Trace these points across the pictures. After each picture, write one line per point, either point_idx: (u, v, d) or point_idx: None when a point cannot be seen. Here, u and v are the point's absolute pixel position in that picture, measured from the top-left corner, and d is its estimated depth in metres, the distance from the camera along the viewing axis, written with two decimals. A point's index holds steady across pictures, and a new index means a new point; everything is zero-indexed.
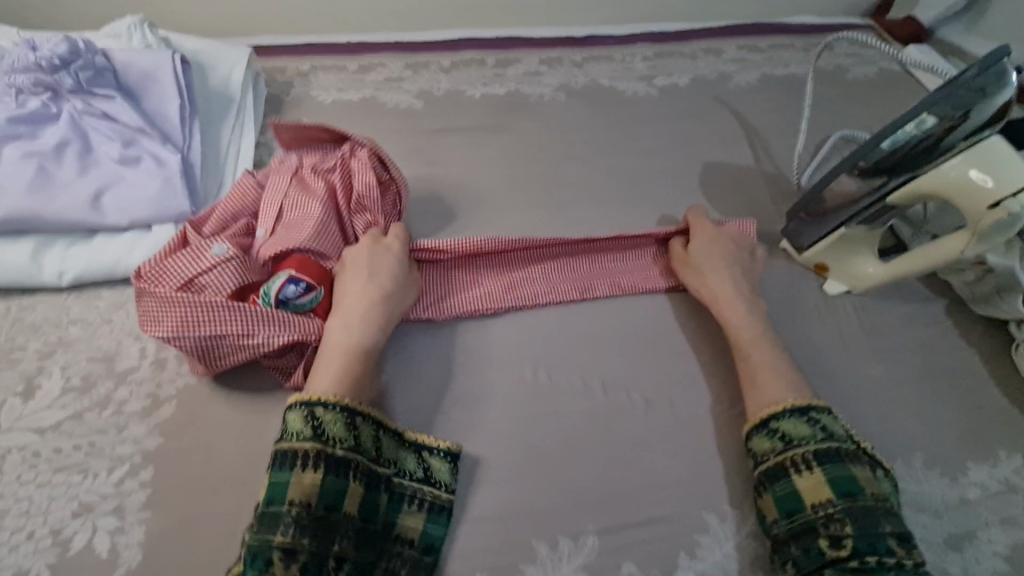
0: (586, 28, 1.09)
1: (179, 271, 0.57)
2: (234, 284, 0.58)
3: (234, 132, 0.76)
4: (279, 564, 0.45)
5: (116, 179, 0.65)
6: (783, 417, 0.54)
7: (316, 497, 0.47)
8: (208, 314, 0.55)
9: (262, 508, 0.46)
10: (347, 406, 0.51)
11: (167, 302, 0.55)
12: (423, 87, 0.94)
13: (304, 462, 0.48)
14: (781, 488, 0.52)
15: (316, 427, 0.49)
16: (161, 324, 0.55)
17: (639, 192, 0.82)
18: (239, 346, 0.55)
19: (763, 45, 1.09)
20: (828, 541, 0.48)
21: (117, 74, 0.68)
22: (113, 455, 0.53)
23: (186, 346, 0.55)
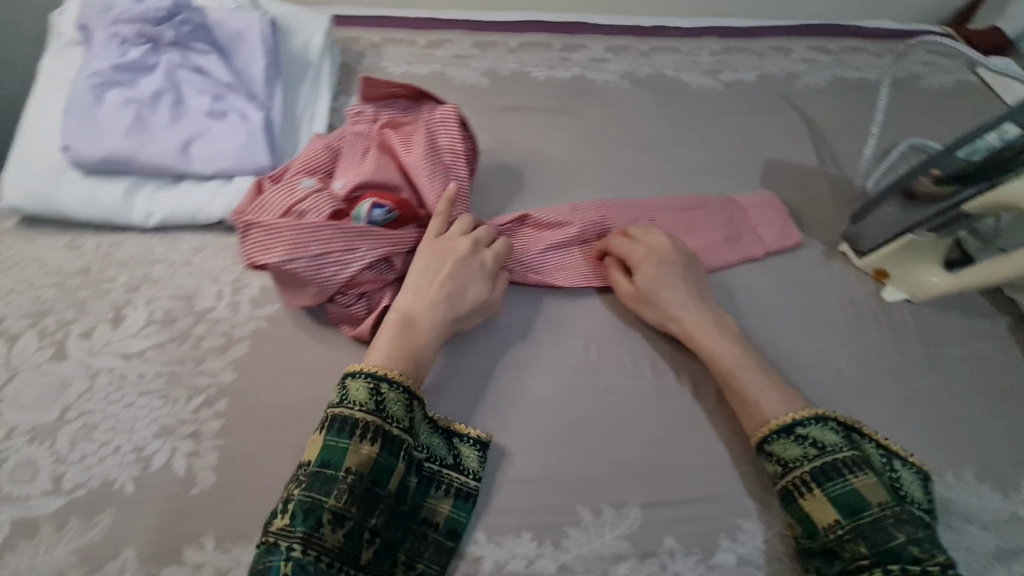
0: (653, 19, 1.08)
1: (276, 203, 0.59)
2: (330, 209, 0.61)
3: (310, 96, 0.79)
4: (328, 525, 0.46)
5: (204, 131, 0.68)
6: (773, 440, 0.54)
7: (369, 468, 0.49)
8: (313, 235, 0.57)
9: (316, 469, 0.48)
10: (406, 386, 0.53)
11: (274, 226, 0.57)
12: (490, 66, 0.96)
13: (361, 434, 0.49)
14: (796, 511, 0.51)
15: (377, 402, 0.51)
16: (274, 249, 0.57)
17: (697, 185, 0.83)
18: (345, 262, 0.58)
19: (833, 47, 1.07)
20: (852, 565, 0.47)
21: (211, 31, 0.71)
22: (191, 385, 0.57)
23: (298, 268, 0.57)
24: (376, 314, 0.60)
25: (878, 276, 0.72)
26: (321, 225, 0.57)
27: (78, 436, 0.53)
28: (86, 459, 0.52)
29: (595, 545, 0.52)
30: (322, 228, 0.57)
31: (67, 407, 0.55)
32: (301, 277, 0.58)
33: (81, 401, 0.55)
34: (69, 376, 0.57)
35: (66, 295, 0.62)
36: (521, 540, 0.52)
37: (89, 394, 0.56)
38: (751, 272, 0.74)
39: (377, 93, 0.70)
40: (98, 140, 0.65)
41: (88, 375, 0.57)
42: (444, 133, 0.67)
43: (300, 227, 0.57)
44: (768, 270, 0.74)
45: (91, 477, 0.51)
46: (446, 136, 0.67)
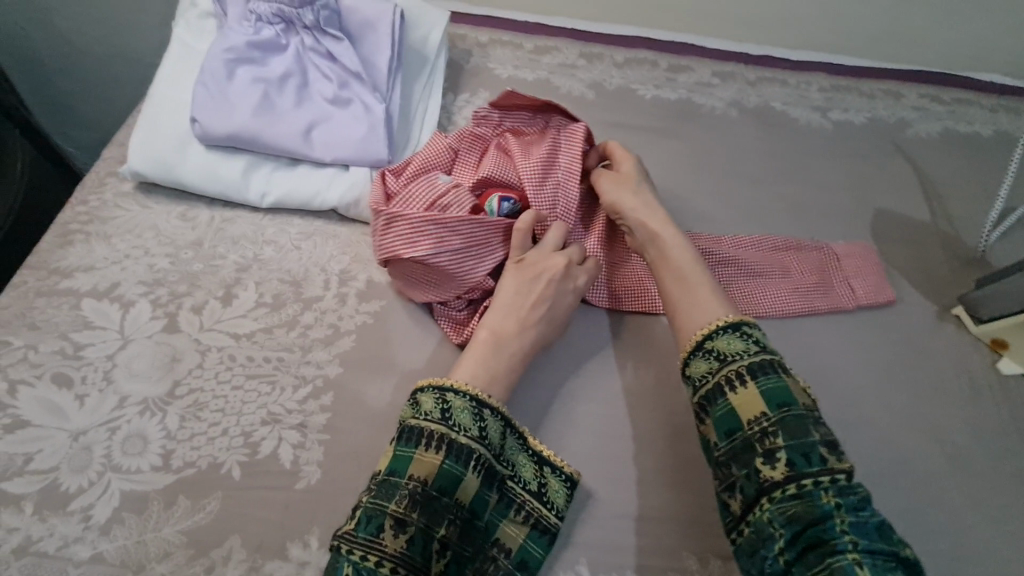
0: (760, 47, 1.06)
1: (421, 195, 0.59)
2: (469, 205, 0.60)
3: (424, 92, 0.78)
4: (389, 531, 0.44)
5: (326, 117, 0.68)
6: (717, 335, 0.52)
7: (433, 477, 0.47)
8: (459, 230, 0.56)
9: (382, 476, 0.47)
10: (474, 394, 0.51)
11: (423, 219, 0.55)
12: (595, 79, 0.94)
13: (427, 441, 0.48)
14: (721, 408, 0.49)
15: (444, 410, 0.49)
16: (421, 243, 0.55)
17: (804, 226, 0.80)
18: (484, 258, 0.59)
19: (946, 97, 1.03)
20: (763, 458, 0.46)
21: (343, 17, 0.71)
22: (299, 374, 0.57)
23: (442, 264, 0.56)
24: (481, 317, 0.59)
25: (995, 346, 0.69)
26: (467, 219, 0.57)
27: (188, 414, 0.53)
28: (195, 438, 0.52)
29: None
30: (468, 223, 0.57)
31: (178, 381, 0.55)
32: (439, 272, 0.57)
33: (191, 378, 0.55)
34: (181, 350, 0.57)
35: (179, 267, 0.62)
36: None
37: (199, 371, 0.56)
38: (861, 325, 0.71)
39: (509, 104, 0.67)
40: (227, 115, 0.65)
41: (198, 351, 0.57)
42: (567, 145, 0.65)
43: (444, 221, 0.56)
44: (879, 325, 0.71)
45: (200, 458, 0.51)
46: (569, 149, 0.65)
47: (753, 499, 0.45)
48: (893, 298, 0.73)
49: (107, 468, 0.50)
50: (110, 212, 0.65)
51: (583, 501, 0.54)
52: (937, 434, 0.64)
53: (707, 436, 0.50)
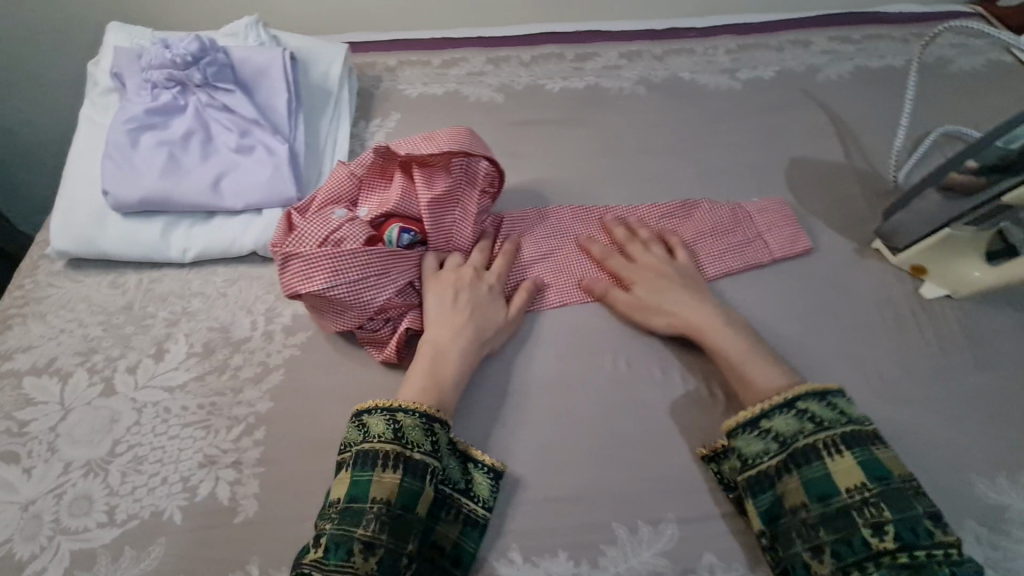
0: (666, 21, 1.07)
1: (312, 234, 0.60)
2: (364, 235, 0.62)
3: (331, 125, 0.81)
4: (359, 554, 0.47)
5: (233, 167, 0.71)
6: (809, 399, 0.53)
7: (394, 495, 0.49)
8: (352, 261, 0.58)
9: (345, 503, 0.49)
10: (426, 411, 0.53)
11: (314, 256, 0.57)
12: (504, 81, 0.96)
13: (384, 462, 0.50)
14: (813, 471, 0.50)
15: (395, 430, 0.52)
16: (314, 278, 0.57)
17: (720, 188, 0.81)
18: (381, 285, 0.60)
19: (855, 36, 1.04)
20: (869, 529, 0.47)
21: (235, 69, 0.74)
22: (231, 415, 0.59)
23: (337, 295, 0.58)
24: (399, 335, 0.61)
25: (917, 274, 0.70)
26: (359, 250, 0.58)
27: (128, 469, 0.56)
28: (137, 490, 0.55)
29: (632, 562, 0.51)
30: (362, 254, 0.58)
31: (117, 440, 0.58)
32: (337, 302, 0.59)
33: (130, 434, 0.58)
34: (119, 410, 0.60)
35: (112, 332, 0.65)
36: (558, 560, 0.52)
37: (137, 427, 0.58)
38: (782, 275, 0.72)
39: None
40: (136, 182, 0.68)
41: (135, 409, 0.60)
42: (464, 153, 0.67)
43: (338, 254, 0.57)
44: (801, 272, 0.72)
45: (142, 508, 0.54)
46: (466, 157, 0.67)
47: (851, 563, 0.46)
48: (809, 246, 0.74)
49: (56, 532, 0.52)
50: (44, 291, 0.69)
51: (512, 491, 0.55)
52: (867, 367, 0.64)
53: (787, 495, 0.50)
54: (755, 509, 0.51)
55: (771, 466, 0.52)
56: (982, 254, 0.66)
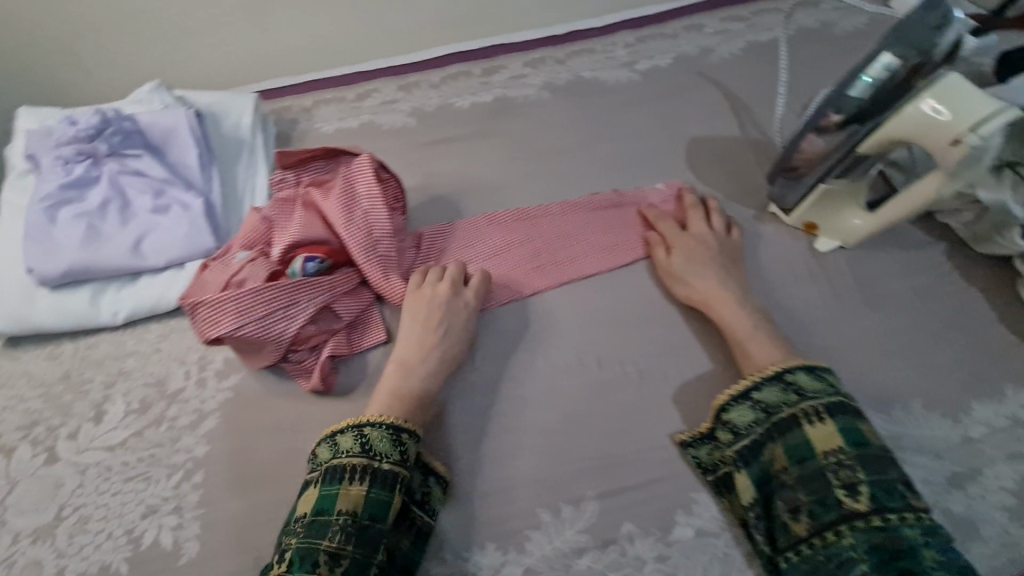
0: (567, 24, 1.12)
1: (215, 280, 0.65)
2: (265, 272, 0.65)
3: (247, 172, 0.84)
4: (324, 565, 0.48)
5: (152, 227, 0.74)
6: (799, 372, 0.55)
7: (362, 506, 0.51)
8: (255, 300, 0.61)
9: (312, 517, 0.51)
10: (392, 424, 0.55)
11: (217, 301, 0.61)
12: (416, 105, 1.00)
13: (350, 475, 0.52)
14: (794, 438, 0.52)
15: (363, 443, 0.54)
16: (222, 321, 0.60)
17: (626, 177, 0.85)
18: (290, 316, 0.63)
19: (745, 14, 1.09)
20: (844, 490, 0.48)
21: (143, 134, 0.78)
22: (170, 463, 0.62)
23: (247, 334, 0.61)
24: (321, 362, 0.64)
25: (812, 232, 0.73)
26: (259, 288, 0.61)
27: (75, 530, 0.58)
28: (84, 549, 0.57)
29: (557, 543, 0.54)
30: (263, 291, 0.62)
31: (63, 504, 0.60)
32: (250, 340, 0.62)
33: (74, 497, 0.60)
34: (62, 476, 0.62)
35: (52, 402, 0.68)
36: (488, 552, 0.54)
37: (81, 488, 0.61)
38: None
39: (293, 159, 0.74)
40: (58, 255, 0.71)
41: (78, 472, 0.62)
42: (357, 174, 0.71)
43: (241, 295, 0.61)
44: None
45: (91, 565, 0.56)
46: (360, 178, 0.71)
47: (829, 524, 0.47)
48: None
49: None
50: None
51: None
52: None
53: (772, 459, 0.53)
54: (745, 475, 0.54)
55: (761, 432, 0.54)
56: (861, 202, 0.70)
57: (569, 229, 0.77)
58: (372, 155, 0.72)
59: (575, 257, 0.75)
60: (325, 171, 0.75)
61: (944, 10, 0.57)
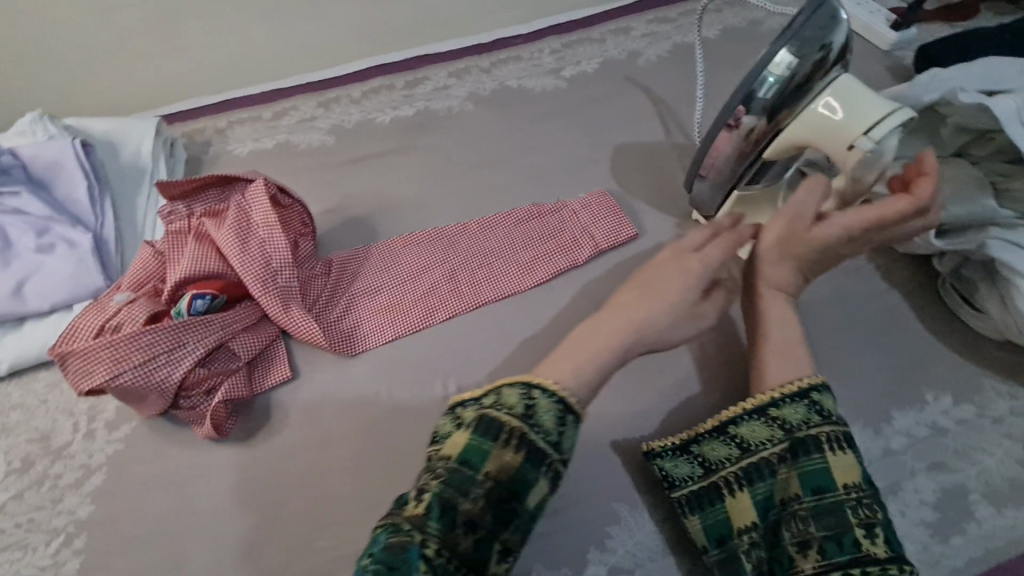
0: (494, 32, 1.09)
1: (88, 324, 0.59)
2: (146, 314, 0.60)
3: (148, 201, 0.79)
4: (461, 529, 0.42)
5: (36, 268, 0.69)
6: (821, 392, 0.50)
7: (509, 475, 0.44)
8: (134, 345, 0.57)
9: (455, 465, 0.43)
10: (558, 395, 0.47)
11: (90, 349, 0.56)
12: (336, 122, 0.96)
13: (508, 438, 0.44)
14: (814, 463, 0.47)
15: (531, 407, 0.46)
16: (97, 371, 0.56)
17: (550, 189, 0.83)
18: (176, 360, 0.59)
19: (672, 15, 1.07)
20: (862, 531, 0.45)
21: (25, 169, 0.72)
22: (50, 528, 0.57)
23: (126, 383, 0.57)
24: (213, 407, 0.60)
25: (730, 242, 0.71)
26: (137, 333, 0.57)
27: None
28: None
29: None
30: (142, 335, 0.57)
31: None
32: (130, 390, 0.58)
33: None
34: None
35: None
36: None
37: None
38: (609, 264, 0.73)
39: (183, 190, 0.70)
40: None
41: None
42: (254, 202, 0.68)
43: (118, 340, 0.57)
44: (627, 258, 0.74)
45: None
46: (256, 205, 0.68)
47: (840, 564, 0.44)
48: (635, 233, 0.75)
49: None
50: None
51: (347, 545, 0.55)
52: None
53: (783, 484, 0.48)
54: (748, 494, 0.49)
55: (772, 453, 0.49)
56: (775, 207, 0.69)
57: (487, 247, 0.74)
58: (265, 179, 0.70)
59: (492, 277, 0.72)
60: (220, 200, 0.71)
61: (832, 9, 0.55)
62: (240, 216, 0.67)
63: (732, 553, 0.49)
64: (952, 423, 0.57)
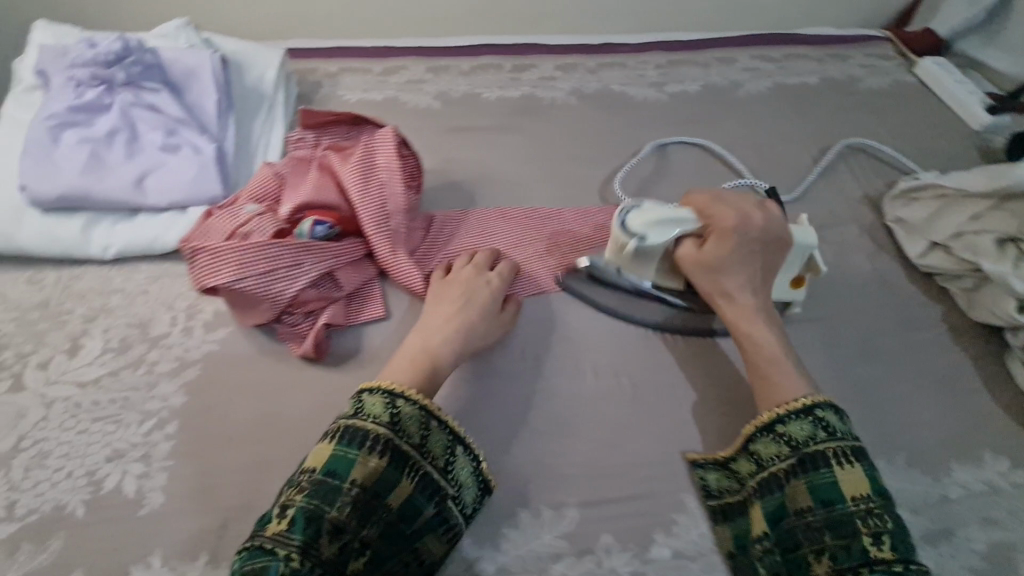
0: (602, 36, 1.13)
1: (220, 228, 0.65)
2: (272, 228, 0.65)
3: (265, 126, 0.82)
4: (326, 537, 0.46)
5: (159, 165, 0.71)
6: (828, 410, 0.55)
7: (372, 482, 0.49)
8: (259, 254, 0.60)
9: (321, 477, 0.48)
10: (422, 403, 0.54)
11: (220, 249, 0.60)
12: (443, 89, 0.99)
13: (372, 445, 0.50)
14: (822, 477, 0.52)
15: (393, 416, 0.52)
16: (222, 271, 0.60)
17: (644, 195, 0.86)
18: (292, 276, 0.62)
19: (775, 56, 1.10)
20: (870, 538, 0.48)
21: (164, 70, 0.75)
22: (143, 409, 0.59)
23: (245, 288, 0.60)
24: (317, 327, 0.63)
25: (793, 287, 0.69)
26: (263, 243, 0.61)
27: (32, 464, 0.55)
28: (39, 485, 0.54)
29: (534, 545, 0.53)
30: (267, 246, 0.61)
31: (22, 436, 0.57)
32: (248, 296, 0.61)
33: (36, 430, 0.57)
34: (26, 406, 0.59)
35: (25, 329, 0.65)
36: (463, 546, 0.53)
37: (44, 422, 0.58)
38: None
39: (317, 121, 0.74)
40: (55, 178, 0.68)
41: (43, 405, 0.59)
42: (381, 145, 0.70)
43: (245, 248, 0.60)
44: None
45: (44, 503, 0.53)
46: (383, 148, 0.70)
47: (849, 568, 0.48)
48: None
49: None
50: None
51: None
52: None
53: (792, 495, 0.53)
54: (759, 506, 0.54)
55: (783, 467, 0.54)
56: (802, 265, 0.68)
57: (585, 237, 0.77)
58: (389, 126, 0.72)
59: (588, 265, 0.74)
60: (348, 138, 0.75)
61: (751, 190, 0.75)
62: (367, 155, 0.70)
63: (746, 561, 0.53)
64: (1005, 485, 0.60)
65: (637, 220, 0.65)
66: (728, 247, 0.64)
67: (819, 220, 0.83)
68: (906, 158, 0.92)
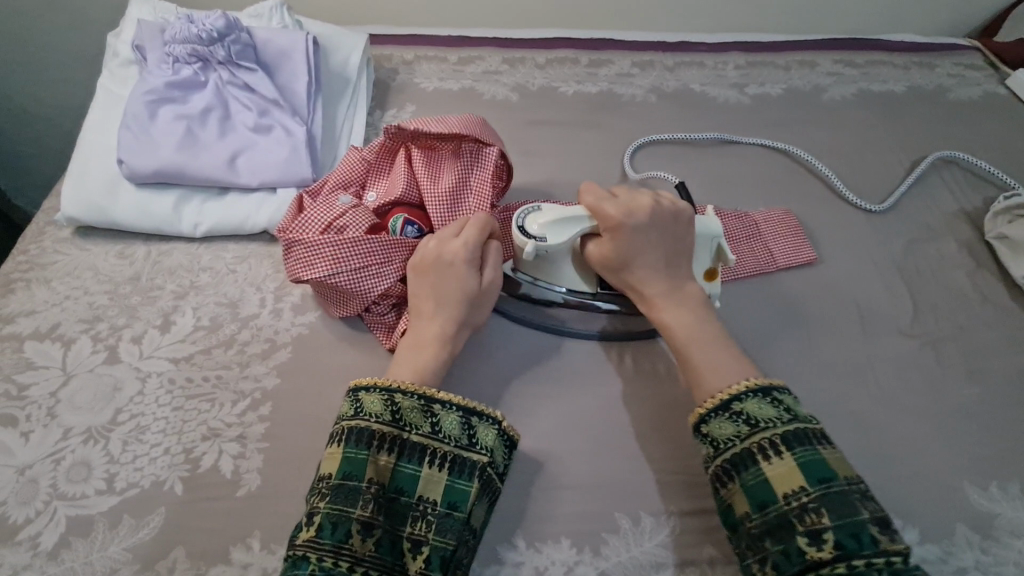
0: (678, 34, 1.10)
1: (317, 219, 0.62)
2: (367, 223, 0.63)
3: (348, 111, 0.82)
4: (357, 536, 0.44)
5: (250, 145, 0.71)
6: (747, 398, 0.49)
7: (390, 478, 0.47)
8: (354, 250, 0.60)
9: (338, 481, 0.45)
10: (423, 392, 0.50)
11: (317, 245, 0.59)
12: (519, 81, 0.97)
13: (381, 445, 0.47)
14: (751, 478, 0.46)
15: (394, 412, 0.49)
16: (316, 265, 0.59)
17: (729, 198, 0.83)
18: (383, 271, 0.60)
19: (859, 61, 1.06)
20: (806, 537, 0.42)
21: (258, 50, 0.75)
22: (236, 389, 0.59)
23: (338, 282, 0.60)
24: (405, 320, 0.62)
25: (708, 279, 0.64)
26: (360, 239, 0.60)
27: (131, 438, 0.55)
28: (138, 460, 0.54)
29: (634, 552, 0.52)
30: (363, 242, 0.60)
31: (120, 409, 0.57)
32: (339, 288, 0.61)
33: (133, 404, 0.57)
34: (122, 379, 0.59)
35: (118, 302, 0.65)
36: (563, 549, 0.52)
37: (141, 396, 0.58)
38: (787, 282, 0.73)
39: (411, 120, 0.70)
40: (153, 153, 0.69)
41: (139, 379, 0.59)
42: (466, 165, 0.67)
43: (340, 243, 0.59)
44: (806, 281, 0.74)
45: (143, 478, 0.53)
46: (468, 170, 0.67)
47: None
48: (815, 257, 0.76)
49: (53, 497, 0.52)
50: (50, 257, 0.68)
51: (518, 479, 0.55)
52: (864, 375, 0.65)
53: (732, 502, 0.47)
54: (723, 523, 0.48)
55: (714, 471, 0.48)
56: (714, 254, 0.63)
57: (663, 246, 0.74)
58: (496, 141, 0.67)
59: None
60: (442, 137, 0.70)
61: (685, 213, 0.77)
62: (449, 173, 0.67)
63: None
64: None
65: (532, 224, 0.60)
66: (627, 236, 0.59)
67: (913, 233, 0.80)
68: (1004, 173, 0.88)
